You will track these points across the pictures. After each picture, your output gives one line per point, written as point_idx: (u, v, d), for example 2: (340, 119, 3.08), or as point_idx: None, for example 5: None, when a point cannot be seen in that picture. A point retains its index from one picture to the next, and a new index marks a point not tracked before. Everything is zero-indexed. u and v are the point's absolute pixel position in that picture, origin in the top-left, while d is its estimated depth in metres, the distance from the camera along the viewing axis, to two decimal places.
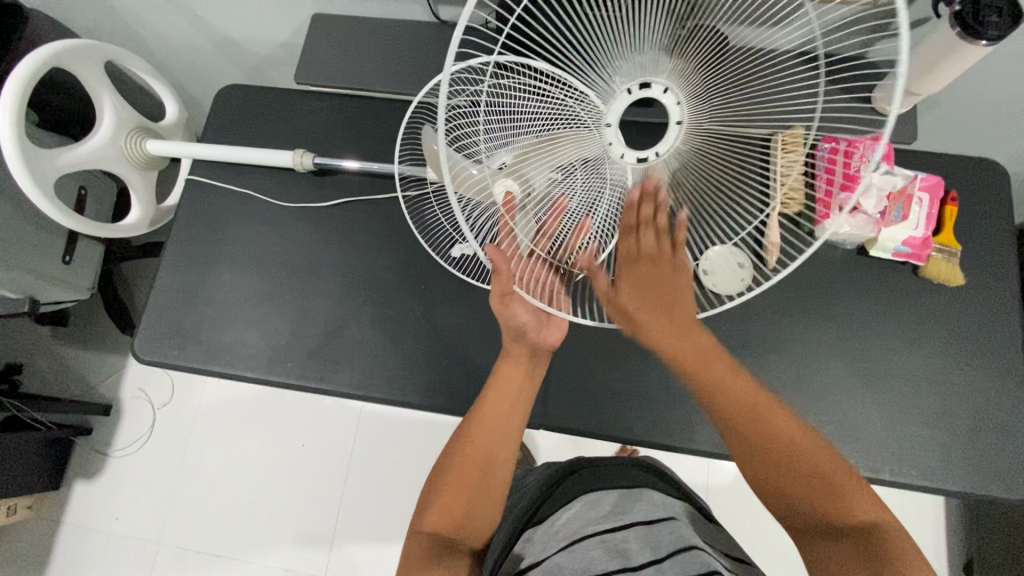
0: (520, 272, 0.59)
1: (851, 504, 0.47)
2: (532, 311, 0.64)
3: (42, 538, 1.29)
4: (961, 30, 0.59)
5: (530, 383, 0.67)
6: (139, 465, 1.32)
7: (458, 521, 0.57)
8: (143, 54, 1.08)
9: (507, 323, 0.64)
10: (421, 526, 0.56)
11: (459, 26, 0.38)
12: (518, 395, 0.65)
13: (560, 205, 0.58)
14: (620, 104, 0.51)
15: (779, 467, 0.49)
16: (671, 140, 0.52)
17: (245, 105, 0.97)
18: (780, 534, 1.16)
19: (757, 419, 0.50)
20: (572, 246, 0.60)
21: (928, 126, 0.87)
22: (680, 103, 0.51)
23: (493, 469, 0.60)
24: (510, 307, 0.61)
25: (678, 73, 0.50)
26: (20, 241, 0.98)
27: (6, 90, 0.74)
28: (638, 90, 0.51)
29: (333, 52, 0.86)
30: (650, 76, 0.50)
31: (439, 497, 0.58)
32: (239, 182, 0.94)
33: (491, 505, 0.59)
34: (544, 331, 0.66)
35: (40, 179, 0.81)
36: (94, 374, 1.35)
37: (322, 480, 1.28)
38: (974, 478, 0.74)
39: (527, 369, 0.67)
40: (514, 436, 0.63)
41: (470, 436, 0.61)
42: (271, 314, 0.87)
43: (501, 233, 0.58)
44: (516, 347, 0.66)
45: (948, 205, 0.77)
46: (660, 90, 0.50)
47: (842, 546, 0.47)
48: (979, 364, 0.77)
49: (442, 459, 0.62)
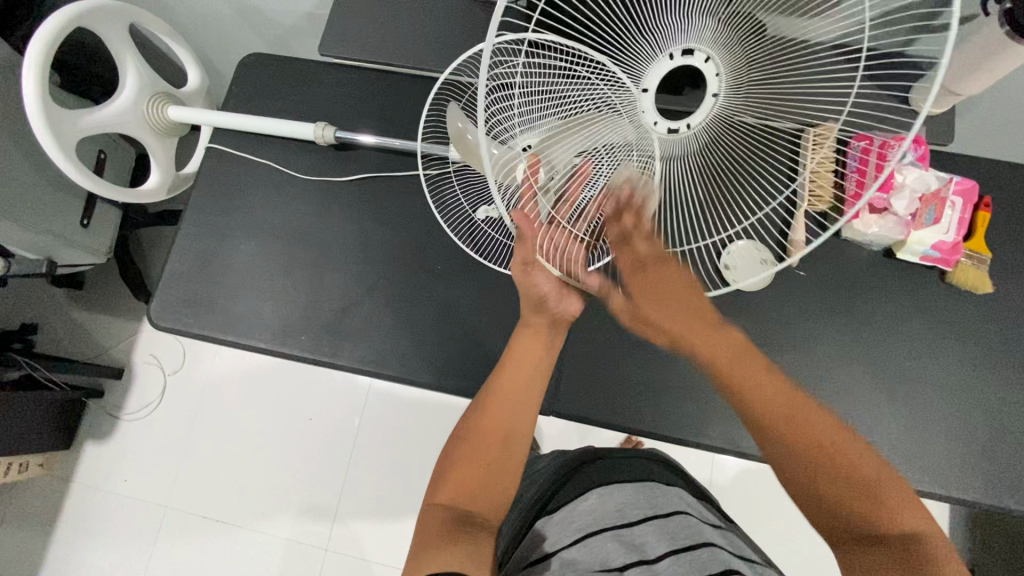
0: (545, 243, 0.56)
1: (890, 508, 0.45)
2: (554, 281, 0.63)
3: (52, 495, 1.31)
4: (1011, 28, 0.57)
5: (549, 356, 0.66)
6: (149, 429, 1.34)
7: (473, 495, 0.56)
8: (166, 18, 1.07)
9: (528, 292, 0.64)
10: (433, 500, 0.57)
11: (499, 5, 0.40)
12: (535, 367, 0.64)
13: (583, 171, 0.54)
14: (658, 72, 0.49)
15: (813, 463, 0.47)
16: (705, 112, 0.50)
17: (267, 76, 0.96)
18: (781, 529, 1.17)
19: (789, 417, 0.49)
20: (591, 216, 0.58)
21: (968, 128, 0.84)
22: (720, 74, 0.48)
23: (510, 444, 0.61)
24: (532, 276, 0.62)
25: (722, 42, 0.48)
26: (39, 201, 0.99)
27: (31, 47, 0.74)
28: (678, 57, 0.48)
29: (359, 23, 0.84)
30: (695, 43, 0.48)
31: (453, 473, 0.58)
32: (259, 152, 0.93)
33: (507, 481, 0.59)
34: (564, 302, 0.64)
35: (62, 140, 0.81)
36: (105, 337, 1.37)
37: (328, 453, 1.29)
38: (989, 488, 0.73)
39: (548, 342, 0.66)
40: (532, 410, 0.64)
41: (485, 412, 0.62)
42: (288, 287, 0.87)
43: (523, 199, 0.57)
44: (537, 318, 0.66)
45: (981, 211, 0.75)
46: (702, 58, 0.48)
47: (884, 554, 0.44)
48: (1001, 372, 0.76)
49: (458, 432, 0.63)
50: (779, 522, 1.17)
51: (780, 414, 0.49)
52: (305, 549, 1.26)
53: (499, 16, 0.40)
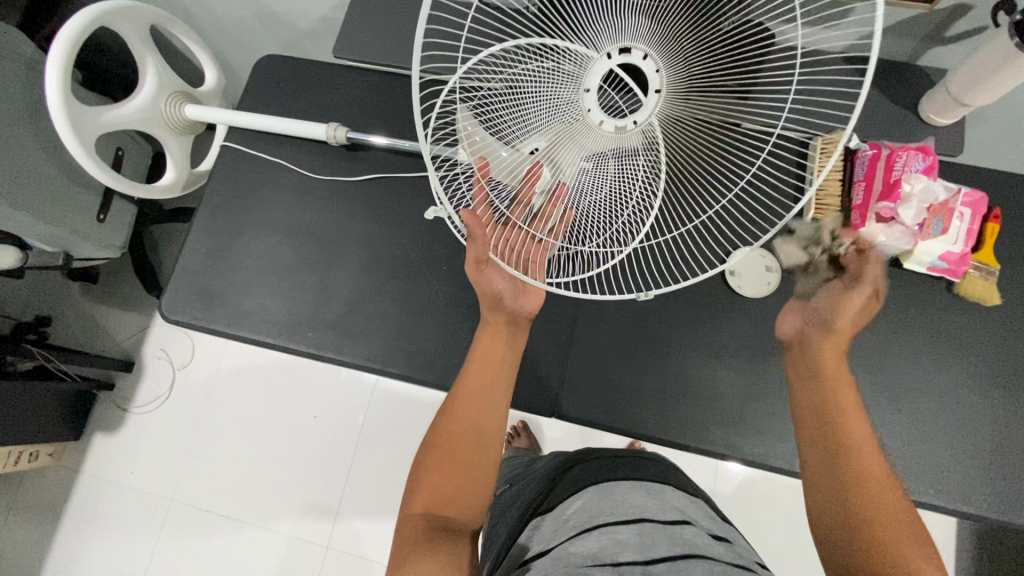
0: (496, 238, 0.61)
1: (901, 533, 0.52)
2: (509, 279, 0.65)
3: (60, 485, 1.33)
4: (1021, 41, 0.57)
5: (511, 353, 0.68)
6: (157, 423, 1.35)
7: (450, 500, 0.57)
8: (185, 19, 1.09)
9: (483, 289, 0.65)
10: (411, 508, 0.57)
11: (416, 33, 0.45)
12: (498, 368, 0.66)
13: (536, 173, 0.56)
14: (600, 69, 0.50)
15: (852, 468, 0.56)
16: (650, 107, 0.50)
17: (282, 77, 0.97)
18: (784, 540, 1.16)
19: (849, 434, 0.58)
20: (547, 215, 0.60)
21: (978, 140, 0.84)
22: (660, 70, 0.49)
23: (483, 444, 0.61)
24: (486, 274, 0.63)
25: (656, 42, 0.49)
26: (57, 195, 1.01)
27: (55, 45, 0.75)
28: (617, 55, 0.49)
29: (372, 27, 0.86)
30: (630, 41, 0.49)
31: (429, 479, 0.58)
32: (272, 151, 0.94)
33: (483, 485, 0.59)
34: (521, 299, 0.67)
35: (82, 136, 0.83)
36: (118, 332, 1.39)
37: (332, 451, 1.30)
38: (994, 502, 0.72)
39: (509, 338, 0.68)
40: (500, 409, 0.64)
41: (456, 415, 0.62)
42: (296, 284, 0.89)
43: (477, 199, 0.61)
44: (494, 317, 0.68)
45: (990, 221, 0.74)
46: (640, 56, 0.49)
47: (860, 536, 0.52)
48: (1009, 386, 0.75)
49: (430, 435, 0.62)
50: (782, 533, 1.16)
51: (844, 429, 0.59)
52: (306, 547, 1.26)
53: (419, 38, 0.46)
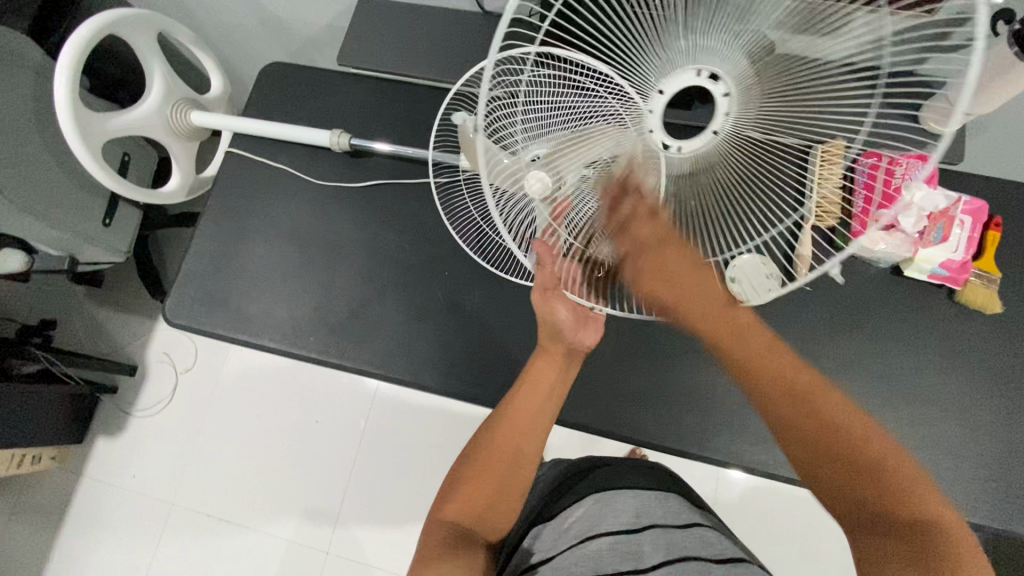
0: (564, 272, 0.59)
1: (906, 500, 0.46)
2: (573, 308, 0.65)
3: (61, 488, 1.34)
4: (1020, 49, 0.58)
5: (563, 382, 0.67)
6: (158, 426, 1.36)
7: (480, 515, 0.58)
8: (192, 27, 1.10)
9: (546, 317, 0.66)
10: (441, 516, 0.58)
11: (504, 16, 0.38)
12: (548, 395, 0.65)
13: (562, 206, 0.56)
14: (675, 85, 0.51)
15: (814, 440, 0.50)
16: (702, 142, 0.52)
17: (286, 84, 0.99)
18: (787, 548, 1.15)
19: (806, 403, 0.50)
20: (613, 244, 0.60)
21: (980, 148, 0.84)
22: (727, 113, 0.51)
23: (521, 463, 0.61)
24: (550, 301, 0.64)
25: (743, 79, 0.49)
26: (65, 200, 1.02)
27: (64, 52, 0.77)
28: (705, 77, 0.50)
29: (376, 36, 0.87)
30: (721, 70, 0.49)
31: (460, 492, 0.59)
32: (276, 157, 0.95)
33: (512, 499, 0.60)
34: (581, 332, 0.67)
35: (89, 142, 0.84)
36: (122, 335, 1.40)
37: (333, 455, 1.30)
38: (996, 511, 0.72)
39: (562, 368, 0.68)
40: (542, 431, 0.64)
41: (498, 432, 0.62)
42: (299, 289, 0.89)
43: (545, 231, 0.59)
44: (553, 346, 0.67)
45: (991, 229, 0.75)
46: (721, 91, 0.50)
47: (885, 542, 0.46)
48: (1011, 394, 0.75)
49: (470, 447, 0.63)
50: (785, 540, 1.15)
51: (793, 398, 0.51)
52: (306, 552, 1.26)
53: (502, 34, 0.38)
